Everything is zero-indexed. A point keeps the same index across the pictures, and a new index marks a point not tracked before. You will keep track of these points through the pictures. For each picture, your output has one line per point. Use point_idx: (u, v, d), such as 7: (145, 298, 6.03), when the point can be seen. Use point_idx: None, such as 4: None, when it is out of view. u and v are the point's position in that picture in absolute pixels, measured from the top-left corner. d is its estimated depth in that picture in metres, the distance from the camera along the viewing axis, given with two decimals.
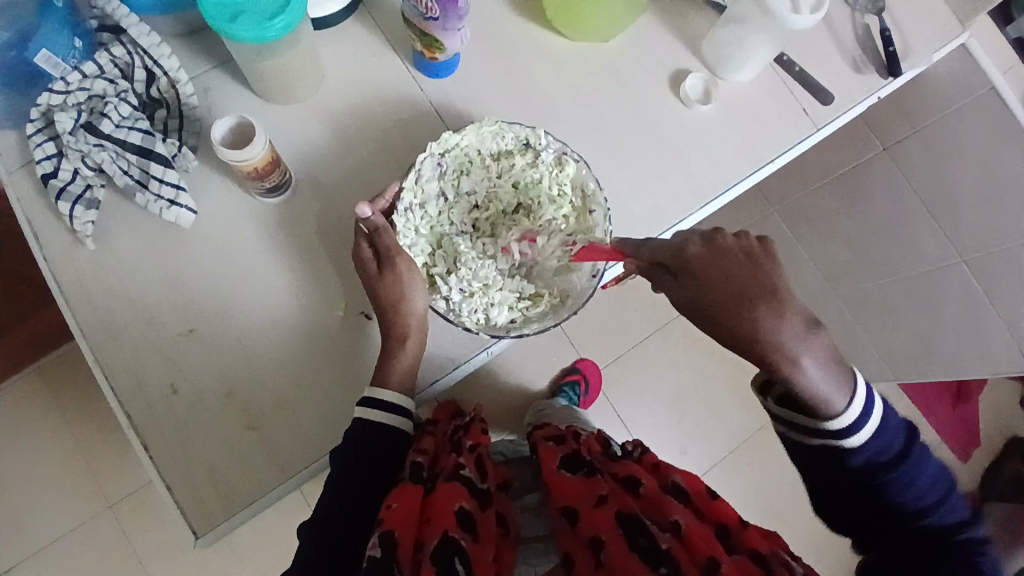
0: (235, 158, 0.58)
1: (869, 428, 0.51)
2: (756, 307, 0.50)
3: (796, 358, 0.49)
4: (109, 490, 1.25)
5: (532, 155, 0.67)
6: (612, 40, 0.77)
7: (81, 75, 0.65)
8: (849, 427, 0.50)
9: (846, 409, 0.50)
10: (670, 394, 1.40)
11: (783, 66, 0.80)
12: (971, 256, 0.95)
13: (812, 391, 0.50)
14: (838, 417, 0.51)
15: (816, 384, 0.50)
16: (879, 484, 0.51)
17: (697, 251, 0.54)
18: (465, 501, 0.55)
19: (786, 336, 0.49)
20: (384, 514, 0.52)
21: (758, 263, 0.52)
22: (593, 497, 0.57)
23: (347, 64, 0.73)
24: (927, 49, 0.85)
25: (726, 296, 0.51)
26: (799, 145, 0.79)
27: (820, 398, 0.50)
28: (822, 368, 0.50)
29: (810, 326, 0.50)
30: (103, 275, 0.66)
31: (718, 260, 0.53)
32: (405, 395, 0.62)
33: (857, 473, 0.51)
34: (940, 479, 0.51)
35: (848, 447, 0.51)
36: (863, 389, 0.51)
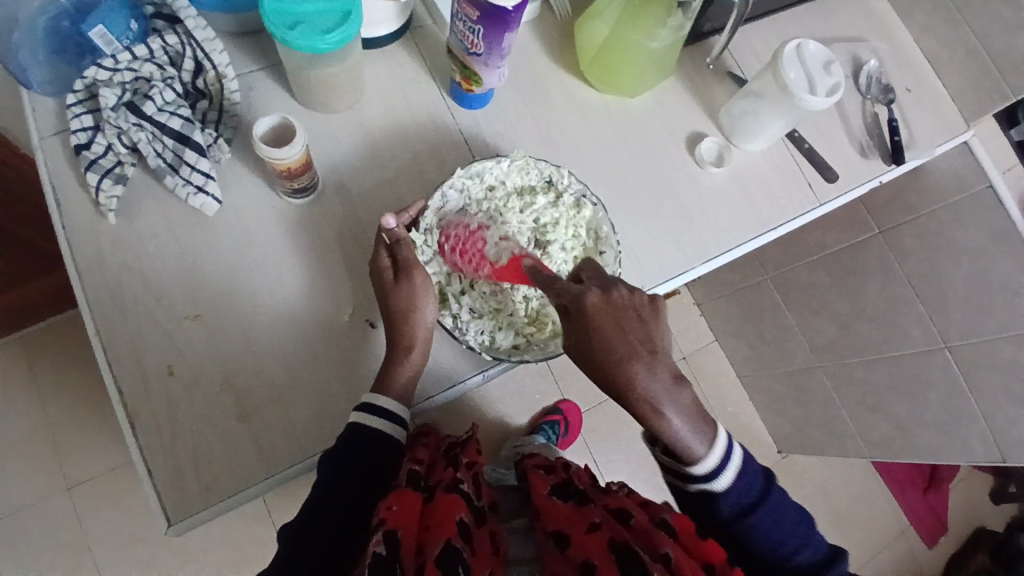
0: (274, 155, 0.60)
1: (732, 468, 0.58)
2: (632, 366, 0.56)
3: (660, 410, 0.56)
4: (69, 471, 1.23)
5: (553, 194, 0.70)
6: (637, 96, 0.82)
7: (132, 56, 0.67)
8: (714, 470, 0.58)
9: (704, 454, 0.57)
10: (648, 446, 1.40)
11: (793, 142, 0.84)
12: (953, 343, 0.99)
13: (679, 442, 0.57)
14: (701, 462, 0.58)
15: (680, 433, 0.56)
16: (745, 526, 0.58)
17: (597, 301, 0.57)
18: (465, 513, 0.56)
19: (652, 388, 0.56)
20: (386, 514, 0.53)
21: (647, 326, 0.57)
22: (585, 523, 0.57)
23: (386, 82, 0.76)
24: (931, 143, 0.91)
25: (609, 346, 0.56)
26: (803, 216, 0.83)
27: (682, 447, 0.57)
28: (683, 415, 0.57)
29: (677, 380, 0.57)
30: (120, 250, 0.67)
31: (603, 321, 0.57)
32: (403, 403, 0.63)
33: (725, 520, 0.59)
34: (802, 525, 0.59)
35: (718, 490, 0.58)
36: (723, 437, 0.58)
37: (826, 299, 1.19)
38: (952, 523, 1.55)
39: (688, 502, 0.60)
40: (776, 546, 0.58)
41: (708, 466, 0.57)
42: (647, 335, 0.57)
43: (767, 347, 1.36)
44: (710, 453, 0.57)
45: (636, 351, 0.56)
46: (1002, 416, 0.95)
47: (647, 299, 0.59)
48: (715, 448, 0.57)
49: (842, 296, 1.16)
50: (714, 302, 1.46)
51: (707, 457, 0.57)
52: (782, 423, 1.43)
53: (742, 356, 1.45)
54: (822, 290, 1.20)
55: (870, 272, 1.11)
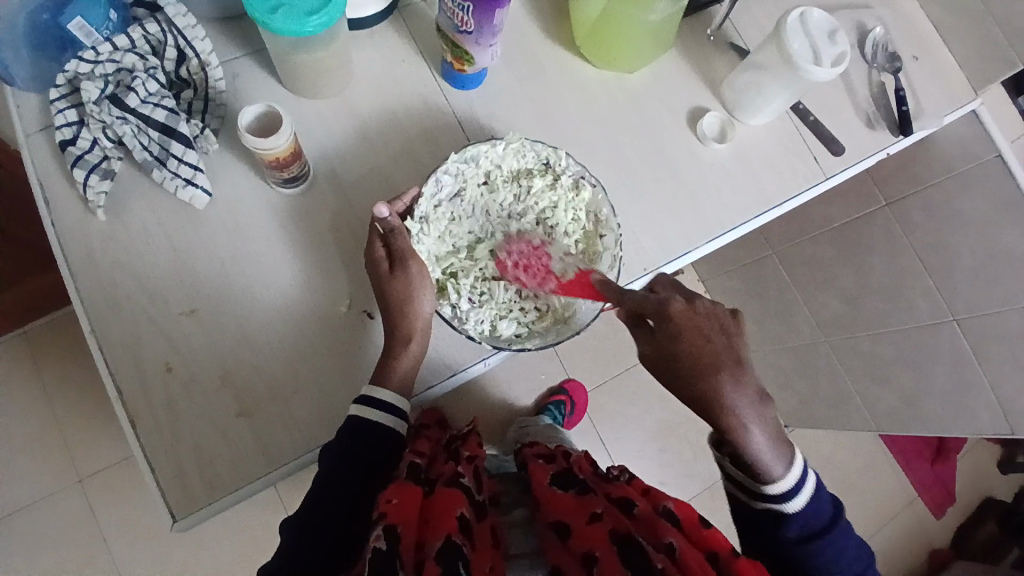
0: (261, 146, 0.58)
1: (806, 493, 0.57)
2: (720, 375, 0.55)
3: (746, 425, 0.56)
4: (80, 464, 1.24)
5: (550, 176, 0.68)
6: (636, 71, 0.79)
7: (113, 47, 0.65)
8: (788, 492, 0.56)
9: (783, 475, 0.56)
10: (655, 424, 1.40)
11: (797, 115, 0.82)
12: (962, 316, 0.97)
13: (760, 462, 0.56)
14: (778, 484, 0.57)
15: (760, 450, 0.56)
16: (809, 552, 0.57)
17: (680, 309, 0.57)
18: (465, 507, 0.55)
19: (739, 403, 0.56)
20: (385, 508, 0.53)
21: (731, 339, 0.57)
22: (587, 514, 0.57)
23: (376, 65, 0.74)
24: (939, 113, 0.88)
25: (698, 356, 0.56)
26: (808, 191, 0.80)
27: (762, 464, 0.56)
28: (767, 436, 0.56)
29: (760, 397, 0.57)
30: (112, 247, 0.66)
31: (692, 333, 0.56)
32: (401, 396, 0.62)
33: (788, 543, 0.57)
34: (858, 559, 0.58)
35: (789, 513, 0.57)
36: (802, 464, 0.57)
37: (832, 274, 1.17)
38: (960, 493, 1.54)
39: (750, 522, 0.60)
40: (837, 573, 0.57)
41: (787, 487, 0.56)
42: (730, 347, 0.57)
43: (773, 323, 1.35)
44: (788, 476, 0.56)
45: (725, 363, 0.56)
46: (1011, 389, 0.94)
47: (727, 313, 0.58)
48: (793, 473, 0.57)
49: (848, 271, 1.14)
50: (719, 279, 1.45)
51: (785, 480, 0.56)
52: (789, 399, 1.43)
53: (748, 332, 1.43)
54: (829, 264, 1.18)
55: (877, 245, 1.09)
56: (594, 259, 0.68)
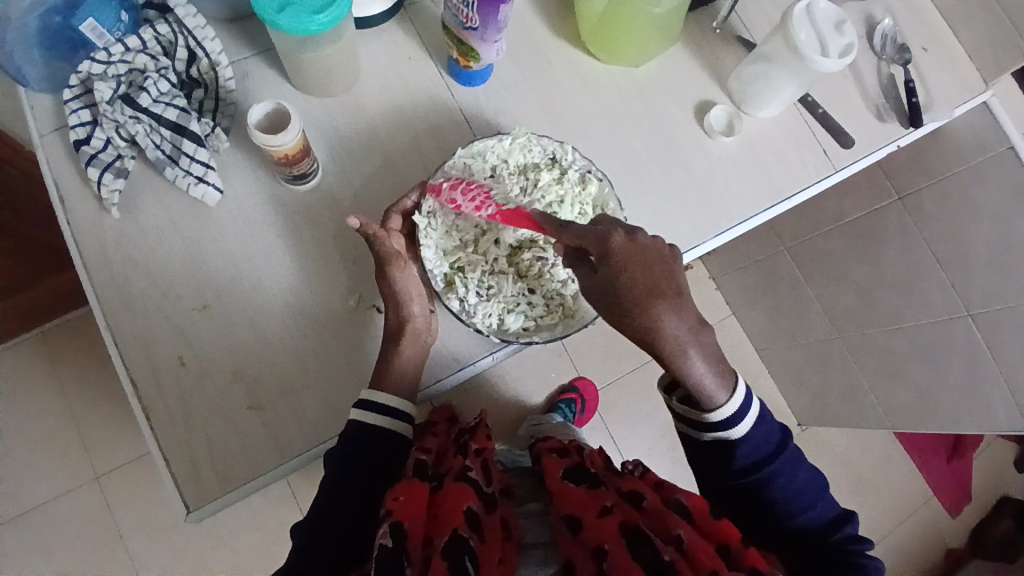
0: (270, 142, 0.59)
1: (750, 417, 0.57)
2: (658, 305, 0.53)
3: (683, 352, 0.54)
4: (97, 462, 1.26)
5: (558, 170, 0.69)
6: (642, 65, 0.79)
7: (125, 48, 0.66)
8: (735, 416, 0.56)
9: (723, 402, 0.56)
10: (666, 422, 1.40)
11: (806, 107, 0.81)
12: (976, 310, 0.96)
13: (703, 391, 0.56)
14: (721, 411, 0.56)
15: (702, 379, 0.56)
16: (759, 479, 0.57)
17: (620, 241, 0.54)
18: (474, 502, 0.56)
19: (679, 332, 0.54)
20: (393, 505, 0.53)
21: (670, 266, 0.55)
22: (599, 507, 0.57)
23: (384, 62, 0.74)
24: (950, 104, 0.87)
25: (638, 288, 0.54)
26: (818, 184, 0.80)
27: (705, 392, 0.56)
28: (705, 361, 0.55)
29: (700, 325, 0.55)
30: (126, 244, 0.67)
31: (626, 262, 0.54)
32: (402, 396, 0.63)
33: (739, 471, 0.58)
34: (812, 483, 0.58)
35: (735, 438, 0.57)
36: (744, 389, 0.57)
37: (844, 268, 1.16)
38: (977, 491, 1.52)
39: (698, 452, 0.60)
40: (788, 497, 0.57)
41: (729, 414, 0.56)
42: (670, 277, 0.55)
43: (784, 319, 1.34)
44: (731, 400, 0.56)
45: (662, 291, 0.54)
46: None
47: (665, 247, 0.56)
48: (736, 399, 0.56)
49: (860, 266, 1.13)
50: (729, 275, 1.44)
51: (729, 404, 0.56)
52: (801, 396, 1.42)
53: (759, 328, 1.43)
54: (840, 259, 1.17)
55: (889, 239, 1.08)
56: None
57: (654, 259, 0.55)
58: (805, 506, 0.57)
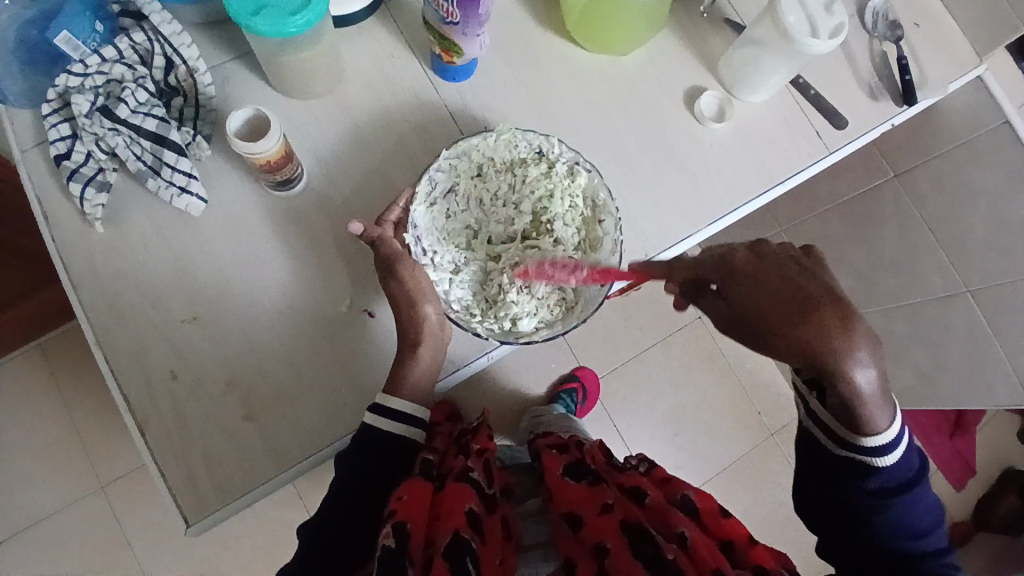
0: (251, 150, 0.58)
1: (902, 446, 0.54)
2: (806, 317, 0.49)
3: (849, 371, 0.50)
4: (101, 471, 1.26)
5: (545, 164, 0.67)
6: (630, 53, 0.77)
7: (101, 59, 0.65)
8: (889, 443, 0.54)
9: (886, 425, 0.53)
10: (668, 408, 1.39)
11: (797, 89, 0.80)
12: (975, 287, 0.95)
13: (865, 408, 0.52)
14: (880, 432, 0.53)
15: (870, 398, 0.51)
16: (885, 505, 0.55)
17: (744, 254, 0.53)
18: (474, 503, 0.55)
19: (842, 350, 0.49)
20: (396, 505, 0.53)
21: (813, 272, 0.51)
22: (599, 504, 0.57)
23: (367, 61, 0.73)
24: (944, 80, 0.85)
25: (794, 299, 0.50)
26: (812, 167, 0.79)
27: (867, 411, 0.52)
28: (870, 383, 0.51)
29: (870, 338, 0.50)
30: (112, 258, 0.66)
31: (762, 279, 0.51)
32: (419, 404, 0.62)
33: (866, 492, 0.55)
34: (933, 513, 0.57)
35: (877, 463, 0.55)
36: (902, 419, 0.54)
37: (843, 249, 1.15)
38: (980, 465, 1.52)
39: (823, 468, 0.57)
40: (908, 533, 0.56)
41: (884, 442, 0.53)
42: (814, 278, 0.51)
43: None
44: (892, 428, 0.53)
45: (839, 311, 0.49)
46: None
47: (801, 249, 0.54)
48: (895, 424, 0.53)
49: (858, 247, 1.12)
50: None
51: (892, 428, 0.53)
52: None
53: None
54: (838, 240, 1.16)
55: (886, 218, 1.07)
56: (595, 245, 0.67)
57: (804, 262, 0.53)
58: (922, 533, 0.56)
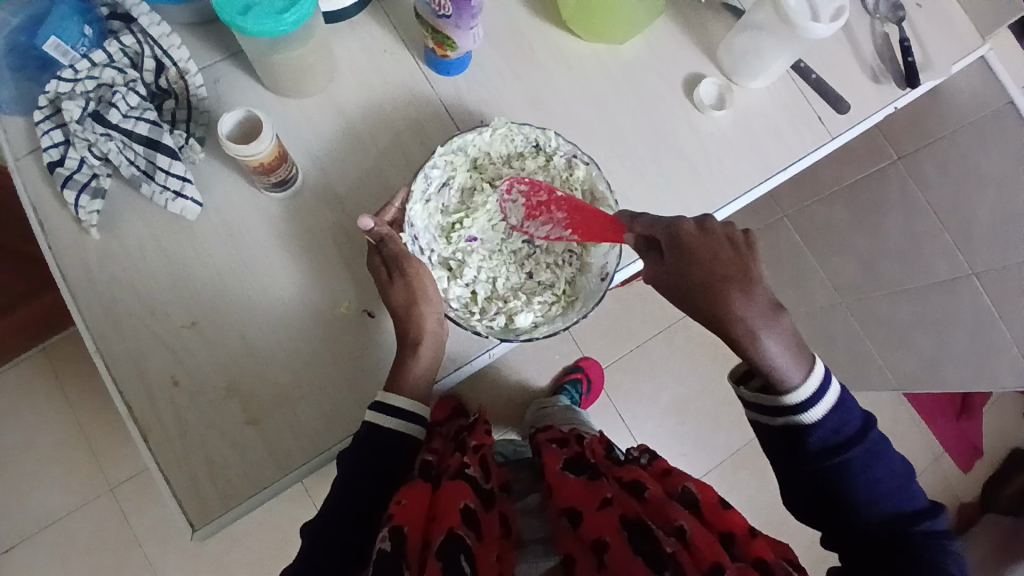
0: (243, 152, 0.57)
1: (828, 401, 0.56)
2: (731, 289, 0.56)
3: (757, 336, 0.55)
4: (109, 473, 1.26)
5: (542, 158, 0.67)
6: (627, 42, 0.76)
7: (90, 63, 0.64)
8: (811, 400, 0.55)
9: (800, 382, 0.56)
10: (672, 397, 1.39)
11: (799, 74, 0.78)
12: (981, 271, 0.94)
13: (777, 370, 0.56)
14: (799, 390, 0.56)
15: (779, 359, 0.55)
16: (838, 463, 0.56)
17: (688, 229, 0.57)
18: (471, 500, 0.56)
19: (752, 315, 0.55)
20: (394, 509, 0.53)
21: (739, 254, 0.57)
22: (597, 499, 0.56)
23: (359, 57, 0.72)
24: (947, 62, 0.84)
25: (714, 270, 0.56)
26: (814, 154, 0.78)
27: (777, 373, 0.56)
28: (781, 347, 0.56)
29: (772, 309, 0.56)
30: (109, 265, 0.65)
31: (707, 251, 0.57)
32: (419, 402, 0.62)
33: (815, 456, 0.56)
34: (899, 473, 0.57)
35: (808, 423, 0.56)
36: (820, 371, 0.56)
37: (846, 234, 1.14)
38: (987, 447, 1.52)
39: (774, 438, 0.58)
40: (870, 489, 0.56)
41: (809, 393, 0.55)
42: (738, 261, 0.57)
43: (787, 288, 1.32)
44: (810, 379, 0.56)
45: (738, 275, 0.56)
46: None
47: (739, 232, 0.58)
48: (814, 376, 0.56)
49: (862, 232, 1.11)
50: None
51: (807, 381, 0.56)
52: None
53: None
54: (842, 225, 1.15)
55: (890, 202, 1.06)
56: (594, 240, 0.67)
57: (739, 244, 0.58)
58: (889, 495, 0.56)
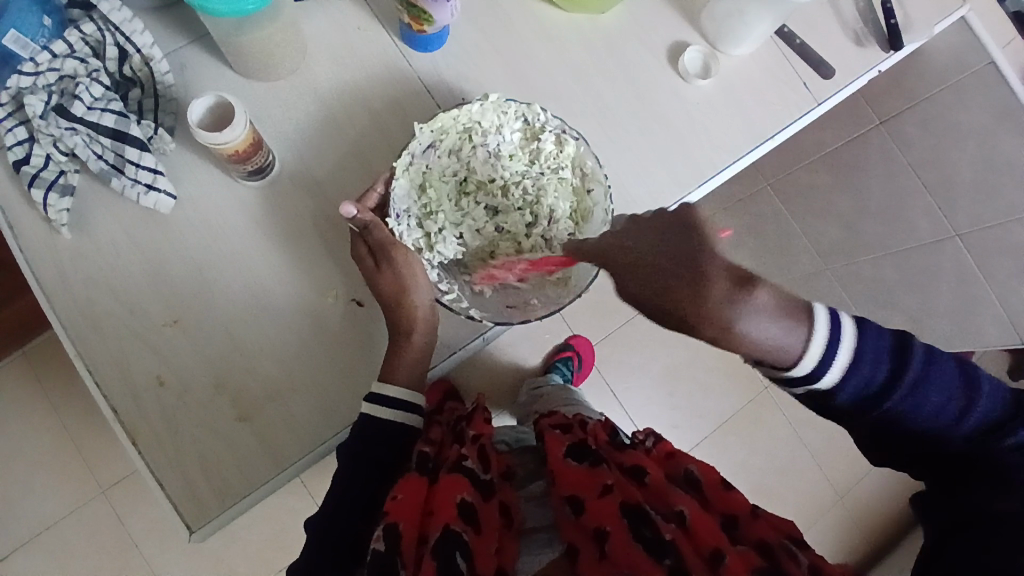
0: (216, 141, 0.55)
1: (839, 365, 0.50)
2: (695, 289, 0.44)
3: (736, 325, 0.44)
4: (99, 475, 1.24)
5: (531, 134, 0.64)
6: (608, 11, 0.74)
7: (51, 55, 0.61)
8: (817, 370, 0.49)
9: (802, 350, 0.48)
10: (663, 368, 1.40)
11: (783, 39, 0.77)
12: (964, 231, 1.01)
13: (771, 347, 0.47)
14: (799, 365, 0.49)
15: (763, 335, 0.46)
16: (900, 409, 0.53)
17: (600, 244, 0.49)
18: (468, 492, 0.55)
19: (712, 296, 0.43)
20: (389, 506, 0.54)
21: (685, 238, 0.45)
22: (599, 487, 0.56)
23: (332, 37, 0.69)
24: (931, 19, 0.82)
25: (659, 283, 0.45)
26: (800, 120, 0.77)
27: (774, 349, 0.47)
28: (768, 317, 0.45)
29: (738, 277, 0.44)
30: (83, 265, 0.63)
31: (655, 233, 0.47)
32: (415, 390, 0.61)
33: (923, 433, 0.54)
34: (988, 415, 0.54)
35: (827, 389, 0.51)
36: (810, 318, 0.49)
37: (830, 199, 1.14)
38: None
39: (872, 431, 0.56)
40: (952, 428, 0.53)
41: (816, 361, 0.48)
42: (689, 245, 0.45)
43: None
44: (814, 343, 0.48)
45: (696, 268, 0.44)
46: None
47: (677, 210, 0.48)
48: (818, 331, 0.48)
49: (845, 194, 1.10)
50: None
51: (810, 349, 0.48)
52: None
53: None
54: None
55: None
56: (586, 216, 0.64)
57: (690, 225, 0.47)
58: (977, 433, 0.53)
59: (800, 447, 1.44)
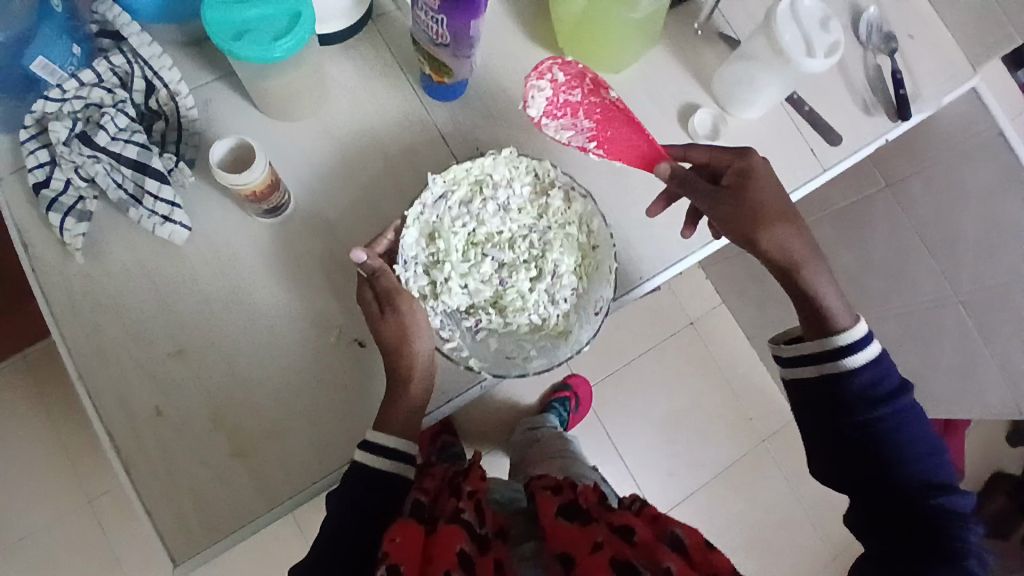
0: (236, 181, 0.56)
1: (869, 353, 0.62)
2: (779, 222, 0.64)
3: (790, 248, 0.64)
4: (89, 487, 1.23)
5: (540, 189, 0.66)
6: (622, 71, 0.76)
7: (78, 83, 0.63)
8: (855, 345, 0.62)
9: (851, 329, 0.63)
10: (661, 414, 1.39)
11: (793, 106, 0.79)
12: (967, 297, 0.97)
13: (832, 309, 0.64)
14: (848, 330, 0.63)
15: (829, 302, 0.65)
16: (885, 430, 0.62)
17: (758, 160, 0.66)
18: (466, 543, 0.55)
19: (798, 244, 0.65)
20: (389, 547, 0.53)
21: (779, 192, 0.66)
22: (590, 543, 0.55)
23: (353, 81, 0.71)
24: (938, 92, 0.84)
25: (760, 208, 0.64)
26: (806, 185, 0.78)
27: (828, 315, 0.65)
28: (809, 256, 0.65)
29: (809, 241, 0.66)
30: (93, 290, 0.64)
31: (755, 182, 0.65)
32: (411, 441, 0.61)
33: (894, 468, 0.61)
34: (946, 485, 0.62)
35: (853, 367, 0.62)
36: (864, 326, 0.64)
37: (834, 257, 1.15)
38: None
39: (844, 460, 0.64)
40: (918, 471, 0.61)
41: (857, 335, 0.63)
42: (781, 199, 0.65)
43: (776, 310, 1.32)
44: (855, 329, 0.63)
45: (790, 219, 0.65)
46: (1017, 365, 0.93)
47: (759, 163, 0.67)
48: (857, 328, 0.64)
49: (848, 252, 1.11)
50: (717, 263, 1.41)
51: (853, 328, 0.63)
52: None
53: (750, 316, 1.39)
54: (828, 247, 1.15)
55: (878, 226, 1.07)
56: (591, 272, 0.66)
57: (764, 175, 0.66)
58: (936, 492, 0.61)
59: (796, 503, 1.42)
